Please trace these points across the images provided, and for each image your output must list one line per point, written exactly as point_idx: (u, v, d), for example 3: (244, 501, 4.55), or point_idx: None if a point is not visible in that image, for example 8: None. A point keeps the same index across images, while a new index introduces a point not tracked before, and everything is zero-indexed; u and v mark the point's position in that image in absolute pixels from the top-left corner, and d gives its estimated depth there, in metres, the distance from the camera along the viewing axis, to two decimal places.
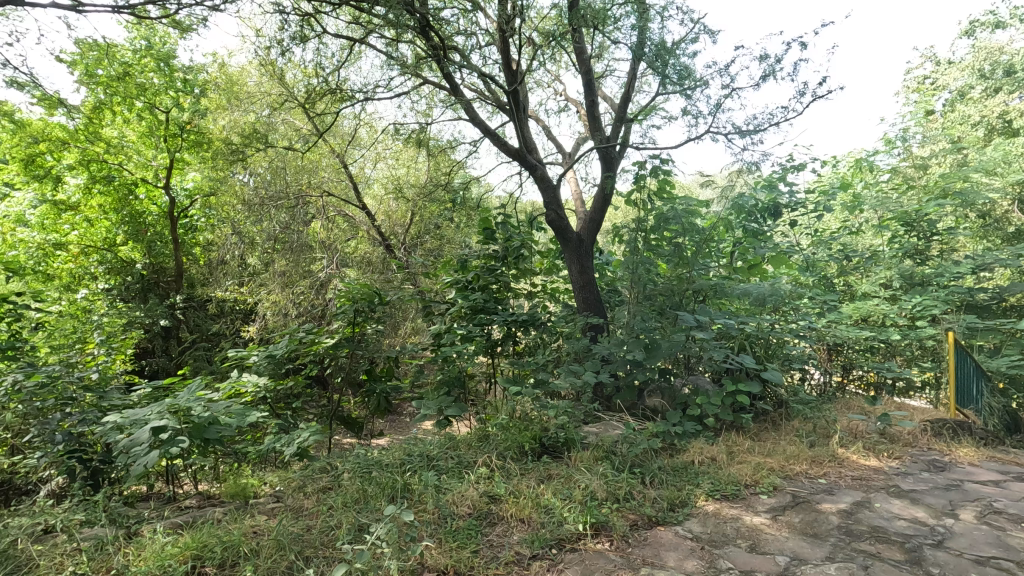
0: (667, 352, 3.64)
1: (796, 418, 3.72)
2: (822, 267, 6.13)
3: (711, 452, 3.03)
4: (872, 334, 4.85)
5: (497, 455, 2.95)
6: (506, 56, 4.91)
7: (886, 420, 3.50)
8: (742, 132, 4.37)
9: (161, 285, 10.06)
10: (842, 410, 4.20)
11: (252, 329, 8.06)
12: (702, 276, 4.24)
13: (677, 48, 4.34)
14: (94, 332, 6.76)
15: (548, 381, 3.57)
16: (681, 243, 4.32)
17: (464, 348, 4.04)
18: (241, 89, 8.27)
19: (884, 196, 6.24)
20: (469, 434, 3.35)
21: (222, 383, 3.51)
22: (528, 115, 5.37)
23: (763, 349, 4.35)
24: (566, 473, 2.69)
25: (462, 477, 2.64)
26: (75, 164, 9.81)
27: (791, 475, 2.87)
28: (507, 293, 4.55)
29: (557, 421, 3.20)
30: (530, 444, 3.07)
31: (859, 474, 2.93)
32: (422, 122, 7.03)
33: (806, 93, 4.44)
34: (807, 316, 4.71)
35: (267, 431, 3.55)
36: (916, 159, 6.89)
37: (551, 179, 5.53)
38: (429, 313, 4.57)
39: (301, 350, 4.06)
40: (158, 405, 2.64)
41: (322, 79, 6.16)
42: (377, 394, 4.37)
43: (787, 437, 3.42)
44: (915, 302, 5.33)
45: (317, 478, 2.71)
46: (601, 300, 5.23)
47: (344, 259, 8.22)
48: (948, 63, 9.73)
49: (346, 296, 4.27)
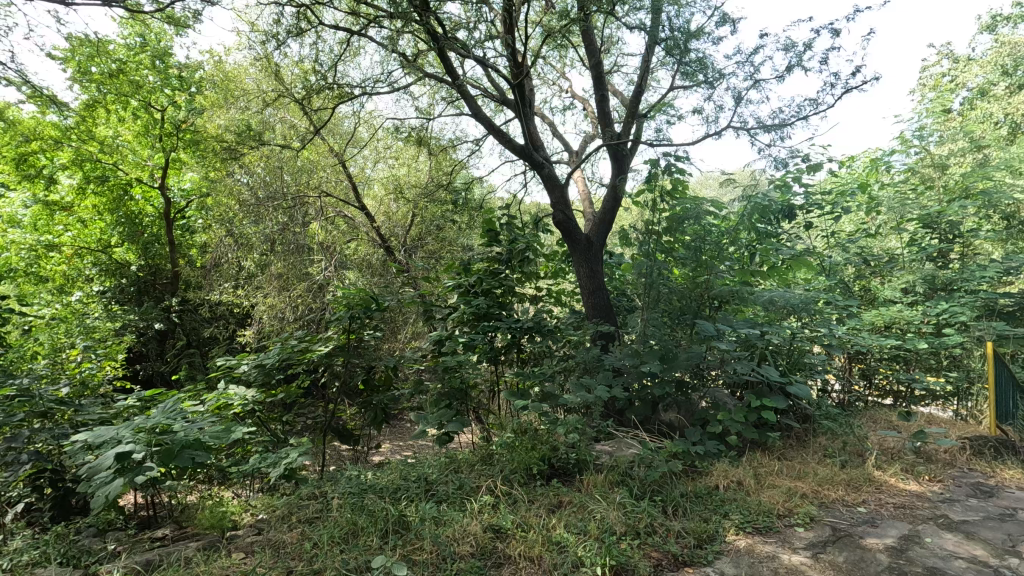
0: (685, 363, 3.38)
1: (825, 434, 3.46)
2: (839, 270, 5.87)
3: (737, 476, 2.76)
4: (896, 343, 4.60)
5: (502, 478, 2.69)
6: (511, 46, 4.66)
7: (925, 439, 3.22)
8: (765, 127, 4.06)
9: (158, 289, 9.53)
10: (870, 425, 3.94)
11: (247, 333, 7.83)
12: (721, 281, 4.05)
13: (697, 38, 4.07)
14: (84, 338, 6.56)
15: (557, 396, 3.31)
16: (698, 246, 4.08)
17: (466, 358, 3.79)
18: (238, 87, 8.08)
19: (903, 196, 5.98)
20: (471, 453, 3.10)
21: (206, 397, 3.28)
22: (533, 110, 5.11)
23: (785, 359, 4.09)
24: (579, 502, 2.43)
25: (463, 506, 2.39)
26: (69, 164, 9.64)
27: (826, 503, 2.61)
28: (512, 298, 4.36)
29: (568, 441, 2.94)
30: (539, 466, 2.82)
31: (902, 502, 2.66)
32: (422, 120, 6.83)
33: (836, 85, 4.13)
34: (829, 324, 4.44)
35: (253, 448, 3.29)
36: (935, 158, 6.64)
37: (558, 178, 5.28)
38: (430, 319, 4.32)
39: (293, 358, 3.83)
40: (129, 426, 2.37)
41: (320, 75, 5.92)
42: (375, 406, 4.13)
43: (817, 457, 3.16)
44: (940, 309, 5.06)
45: (304, 505, 2.45)
46: (611, 306, 4.95)
47: (343, 261, 7.99)
48: (965, 61, 9.45)
49: (342, 302, 3.97)
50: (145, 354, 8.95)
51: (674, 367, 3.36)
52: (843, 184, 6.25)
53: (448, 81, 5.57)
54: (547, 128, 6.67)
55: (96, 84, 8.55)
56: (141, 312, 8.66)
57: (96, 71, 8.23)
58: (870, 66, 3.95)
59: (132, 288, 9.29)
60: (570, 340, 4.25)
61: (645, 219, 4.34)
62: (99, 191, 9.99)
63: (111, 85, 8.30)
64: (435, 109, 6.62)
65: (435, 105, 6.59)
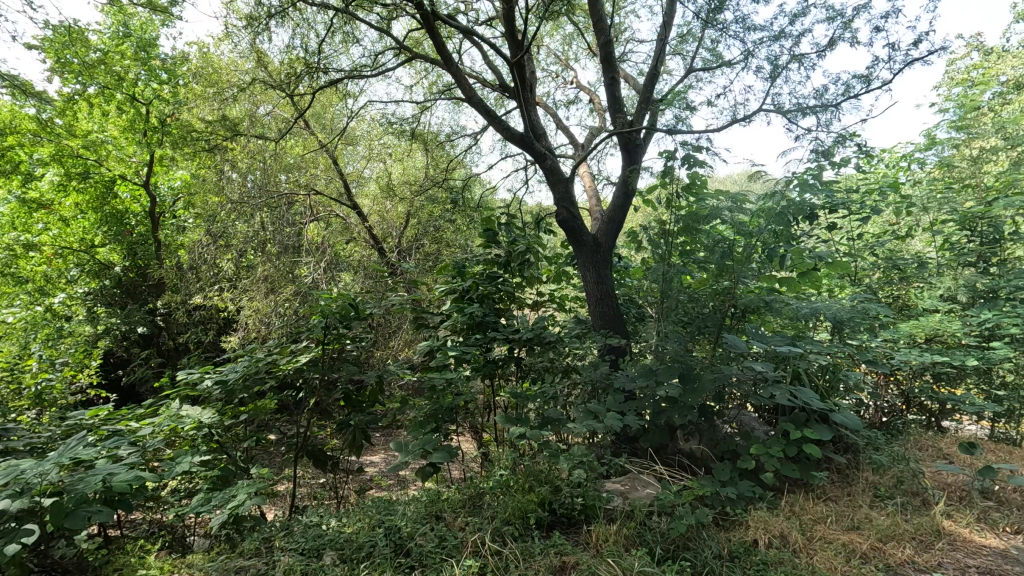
0: (710, 385, 2.89)
1: (873, 469, 2.97)
2: (867, 276, 5.37)
3: (780, 529, 2.27)
4: (943, 358, 4.07)
5: (493, 531, 2.21)
6: (507, 22, 4.20)
7: (996, 478, 2.72)
8: (805, 108, 3.55)
9: (144, 289, 9.01)
10: (921, 456, 3.42)
11: (232, 338, 7.39)
12: (748, 289, 3.55)
13: (726, 5, 3.57)
14: (50, 349, 6.09)
15: (561, 422, 2.83)
16: (723, 248, 3.57)
17: (456, 375, 3.30)
18: (224, 77, 7.68)
19: (939, 194, 5.46)
20: (459, 491, 2.63)
21: (151, 422, 2.83)
22: (535, 97, 4.65)
23: (821, 378, 3.58)
24: (587, 568, 1.96)
25: (442, 573, 1.92)
26: (49, 160, 9.34)
27: (892, 566, 2.13)
28: (512, 306, 3.89)
29: (573, 482, 2.47)
30: (540, 515, 2.35)
31: (985, 565, 2.16)
32: (415, 111, 6.41)
33: (894, 57, 3.57)
34: (867, 335, 3.94)
35: (204, 484, 2.81)
36: (969, 152, 6.14)
37: (562, 172, 4.81)
38: (419, 327, 3.83)
39: (261, 374, 3.35)
40: (7, 472, 1.87)
41: (305, 64, 5.51)
42: (354, 426, 3.53)
43: (868, 501, 2.67)
44: (984, 319, 4.55)
45: (243, 567, 1.98)
46: (621, 313, 4.47)
47: (335, 261, 7.61)
48: (997, 53, 8.80)
49: (316, 309, 3.50)
50: (129, 359, 8.55)
51: (697, 391, 2.87)
52: (870, 182, 5.76)
53: (442, 65, 5.10)
54: (551, 120, 6.23)
55: (77, 75, 8.17)
56: (125, 316, 8.30)
57: (76, 61, 7.84)
58: (928, 38, 3.45)
59: (118, 290, 8.85)
60: (575, 353, 3.76)
61: (658, 219, 3.84)
62: (82, 188, 9.71)
63: (92, 76, 7.88)
64: (431, 101, 6.18)
65: (431, 97, 6.16)
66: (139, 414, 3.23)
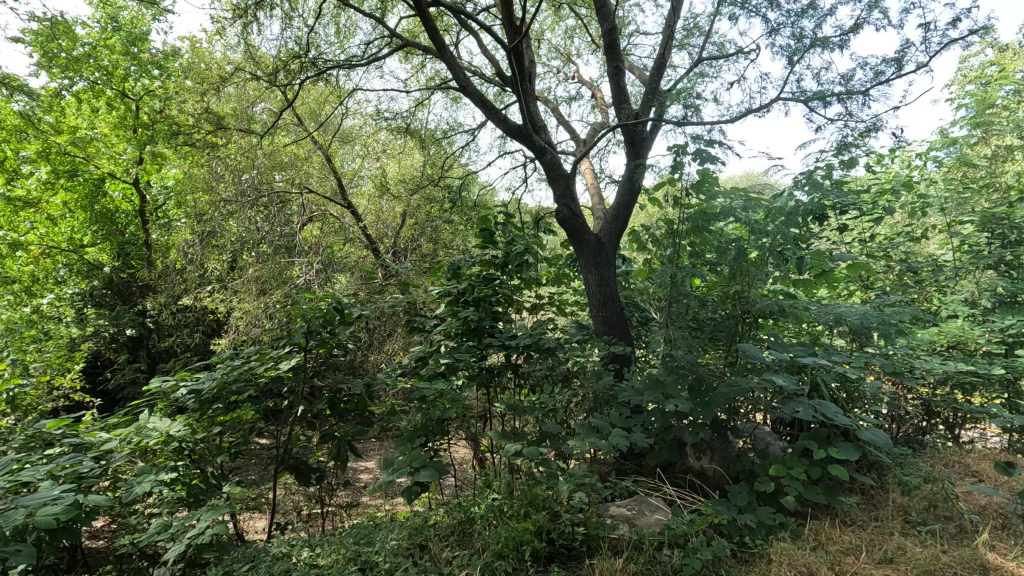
0: (725, 399, 2.64)
1: (902, 491, 2.71)
2: (881, 279, 5.12)
3: (807, 564, 2.02)
4: (969, 367, 3.81)
5: (484, 564, 1.97)
6: (506, 8, 3.95)
7: None
8: (828, 96, 3.33)
9: (133, 290, 8.78)
10: (952, 475, 3.17)
11: (222, 340, 7.17)
12: (764, 294, 3.31)
13: None
14: (30, 351, 5.85)
15: (561, 440, 2.58)
16: (735, 249, 3.33)
17: (448, 384, 3.05)
18: (213, 72, 7.45)
19: (958, 194, 5.20)
20: (448, 515, 2.39)
21: (113, 434, 2.58)
22: (534, 88, 4.40)
23: (842, 390, 3.33)
24: None
25: None
26: (37, 157, 9.20)
27: None
28: (510, 311, 3.64)
29: (573, 508, 2.23)
30: (538, 548, 2.10)
31: None
32: (411, 107, 6.19)
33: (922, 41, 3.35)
34: (888, 344, 3.68)
35: (167, 506, 2.55)
36: (988, 149, 5.88)
37: (562, 167, 4.55)
38: (410, 333, 3.57)
39: (239, 381, 3.06)
40: None
41: (296, 56, 5.28)
42: (338, 439, 3.20)
43: (900, 528, 2.43)
44: (1009, 325, 4.31)
45: None
46: (625, 317, 4.22)
47: (329, 262, 7.39)
48: (1012, 50, 8.54)
49: (298, 312, 3.23)
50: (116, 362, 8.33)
51: (710, 406, 2.62)
52: (883, 181, 5.52)
53: (437, 55, 4.87)
54: (552, 116, 6.01)
55: (64, 70, 7.97)
56: (113, 317, 8.06)
57: (63, 56, 7.62)
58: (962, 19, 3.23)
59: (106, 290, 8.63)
60: (576, 362, 3.51)
61: (665, 218, 3.59)
62: (70, 186, 9.58)
63: (79, 70, 7.67)
64: (427, 96, 5.96)
65: (427, 92, 5.94)
66: (105, 425, 2.98)
